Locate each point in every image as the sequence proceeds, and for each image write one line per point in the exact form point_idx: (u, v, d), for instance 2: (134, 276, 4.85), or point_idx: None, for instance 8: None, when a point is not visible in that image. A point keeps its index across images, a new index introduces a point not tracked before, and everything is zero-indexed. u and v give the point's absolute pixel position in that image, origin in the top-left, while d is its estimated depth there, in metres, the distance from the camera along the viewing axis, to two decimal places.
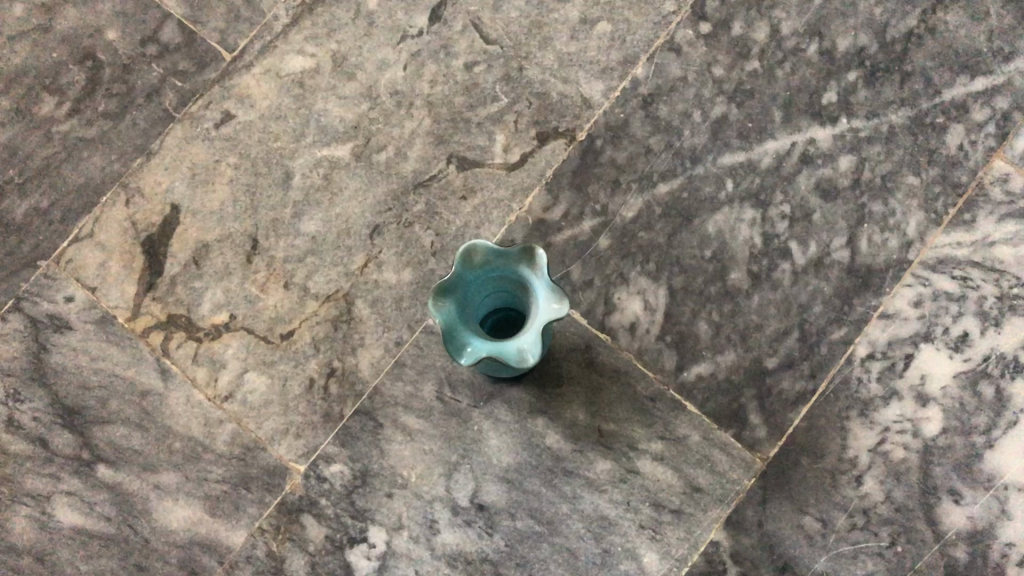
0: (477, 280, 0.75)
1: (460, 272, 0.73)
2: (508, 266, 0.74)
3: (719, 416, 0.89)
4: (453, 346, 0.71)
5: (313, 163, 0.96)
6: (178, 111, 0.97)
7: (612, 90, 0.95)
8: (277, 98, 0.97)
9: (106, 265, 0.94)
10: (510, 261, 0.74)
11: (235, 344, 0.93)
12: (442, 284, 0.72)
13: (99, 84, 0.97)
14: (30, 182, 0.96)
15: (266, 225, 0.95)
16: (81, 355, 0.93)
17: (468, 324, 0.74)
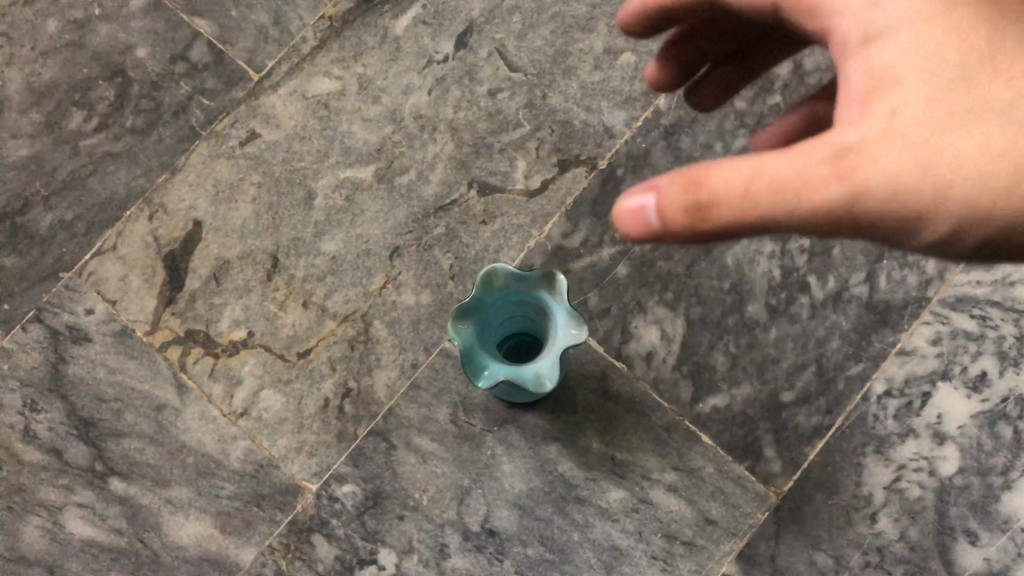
0: (496, 303, 0.76)
1: (479, 294, 0.74)
2: (528, 290, 0.75)
3: (733, 448, 0.89)
4: (471, 369, 0.72)
5: (336, 184, 0.97)
6: (205, 128, 0.98)
7: (635, 120, 0.96)
8: (302, 119, 0.98)
9: (127, 279, 0.95)
10: (530, 285, 0.74)
11: (252, 361, 0.93)
12: (462, 306, 0.73)
13: (128, 101, 0.99)
14: (56, 195, 0.97)
15: (287, 244, 0.96)
16: (99, 367, 0.93)
17: (486, 346, 0.75)
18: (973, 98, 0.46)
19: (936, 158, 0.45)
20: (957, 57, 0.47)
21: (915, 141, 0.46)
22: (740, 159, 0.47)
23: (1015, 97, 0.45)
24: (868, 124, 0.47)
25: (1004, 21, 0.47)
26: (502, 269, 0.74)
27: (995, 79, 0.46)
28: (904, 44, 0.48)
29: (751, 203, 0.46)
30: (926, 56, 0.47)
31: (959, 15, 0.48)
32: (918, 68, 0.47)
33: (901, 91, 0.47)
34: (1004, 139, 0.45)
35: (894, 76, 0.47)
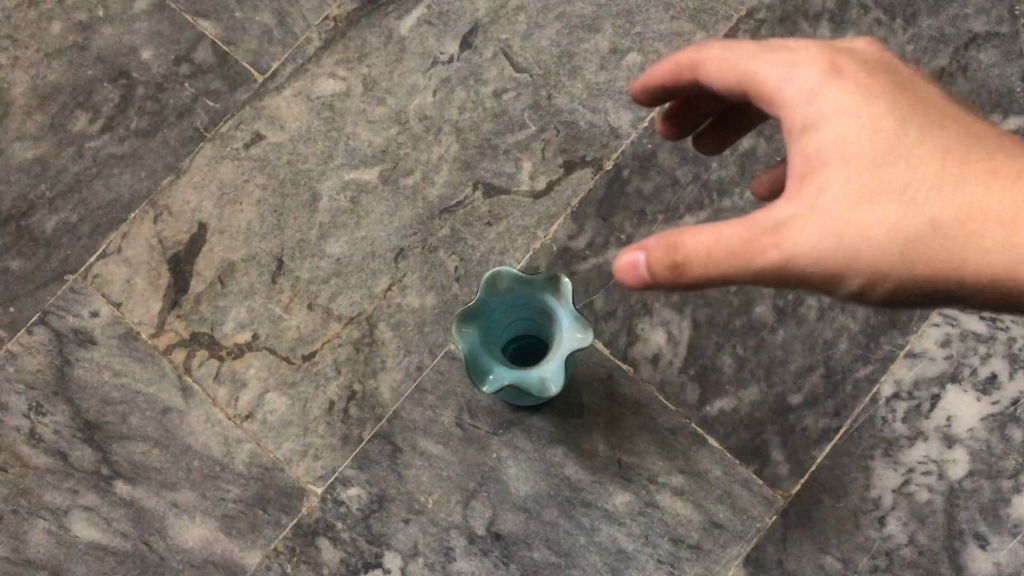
0: (501, 305, 0.75)
1: (484, 297, 0.73)
2: (533, 292, 0.74)
3: (740, 451, 0.88)
4: (476, 373, 0.71)
5: (341, 185, 0.97)
6: (209, 130, 0.98)
7: (641, 120, 0.95)
8: (307, 121, 0.98)
9: (132, 281, 0.95)
10: (535, 287, 0.74)
11: (257, 363, 0.93)
12: (466, 309, 0.72)
13: (132, 102, 0.99)
14: (61, 197, 0.97)
15: (293, 246, 0.96)
16: (104, 370, 0.93)
17: (491, 350, 0.74)
18: (882, 182, 0.59)
19: (851, 229, 0.59)
20: (874, 147, 0.60)
21: (836, 215, 0.59)
22: (704, 227, 0.60)
23: (913, 181, 0.59)
24: (802, 201, 0.60)
25: (907, 121, 0.61)
26: (507, 270, 0.73)
27: (900, 166, 0.59)
28: (834, 135, 0.60)
29: (711, 261, 0.59)
30: (850, 147, 0.60)
31: (876, 114, 0.61)
32: (842, 156, 0.60)
33: (829, 175, 0.60)
34: (901, 217, 0.58)
35: (824, 162, 0.60)
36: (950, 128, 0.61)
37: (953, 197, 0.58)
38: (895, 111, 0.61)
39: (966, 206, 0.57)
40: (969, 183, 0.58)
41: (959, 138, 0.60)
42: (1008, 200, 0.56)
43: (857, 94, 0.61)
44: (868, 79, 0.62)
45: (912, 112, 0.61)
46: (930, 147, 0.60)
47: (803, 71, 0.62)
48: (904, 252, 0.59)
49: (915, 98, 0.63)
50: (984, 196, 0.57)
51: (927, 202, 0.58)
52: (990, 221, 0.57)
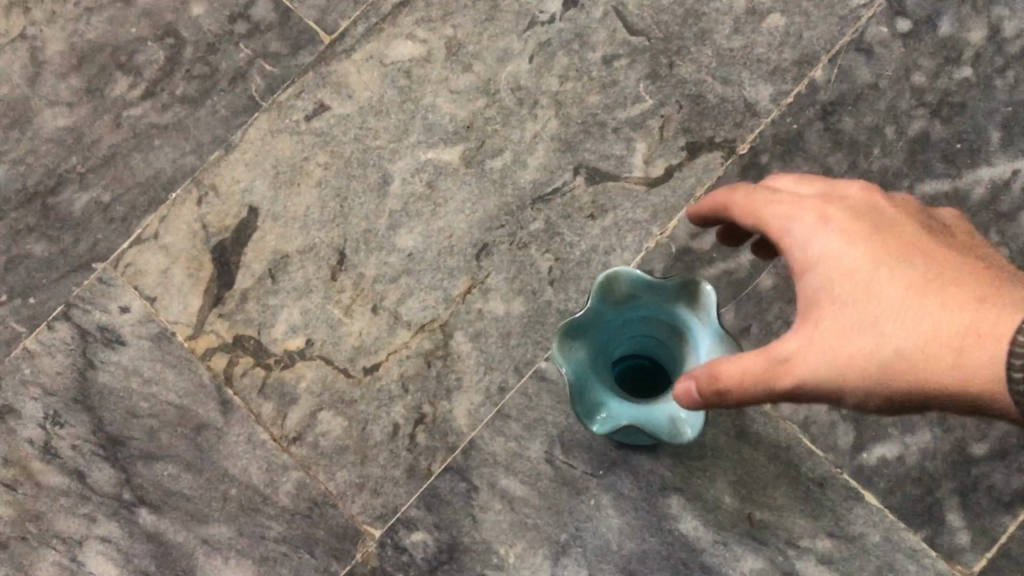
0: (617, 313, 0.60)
1: (596, 305, 0.58)
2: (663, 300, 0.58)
3: (906, 513, 0.70)
4: (584, 408, 0.58)
5: (415, 167, 0.81)
6: (265, 99, 0.83)
7: (784, 95, 0.78)
8: (379, 90, 0.82)
9: (169, 273, 0.81)
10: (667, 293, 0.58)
11: (309, 376, 0.78)
12: (571, 324, 0.58)
13: (179, 66, 0.85)
14: (93, 172, 0.83)
15: (356, 237, 0.80)
16: (133, 376, 0.79)
17: (604, 372, 0.59)
18: (872, 311, 0.52)
19: (848, 365, 0.52)
20: (865, 278, 0.52)
21: (829, 352, 0.52)
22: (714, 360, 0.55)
23: (900, 309, 0.51)
24: (799, 336, 0.54)
25: (902, 249, 0.53)
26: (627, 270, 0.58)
27: (893, 294, 0.51)
28: (825, 269, 0.54)
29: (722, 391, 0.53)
30: (842, 281, 0.53)
31: (865, 246, 0.53)
32: (834, 292, 0.53)
33: (821, 311, 0.54)
34: (889, 347, 0.50)
35: (819, 298, 0.54)
36: (944, 252, 0.53)
37: (936, 323, 0.49)
38: (891, 240, 0.54)
39: (943, 331, 0.48)
40: (953, 305, 0.49)
41: (952, 264, 0.51)
42: (981, 319, 0.47)
43: (846, 223, 0.54)
44: (866, 209, 0.55)
45: (902, 241, 0.54)
46: (922, 274, 0.51)
47: (794, 203, 0.56)
48: (902, 382, 0.50)
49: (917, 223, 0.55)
50: (961, 315, 0.48)
51: (912, 331, 0.50)
52: (966, 345, 0.47)
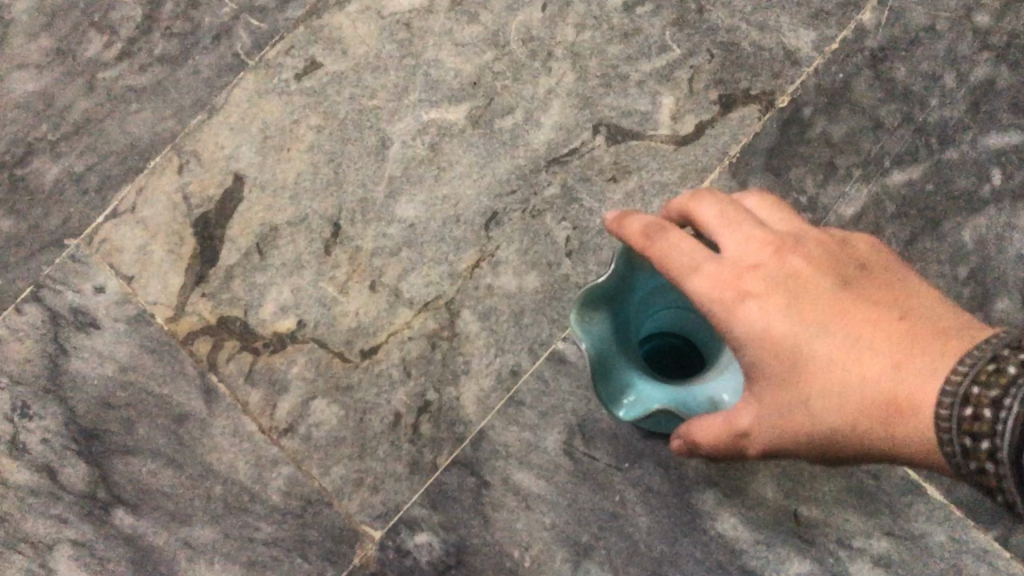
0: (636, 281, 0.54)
1: (619, 271, 0.52)
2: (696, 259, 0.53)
3: (975, 508, 0.62)
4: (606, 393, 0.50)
5: (417, 128, 0.73)
6: (252, 57, 0.76)
7: (828, 41, 0.70)
8: (376, 44, 0.75)
9: (147, 250, 0.73)
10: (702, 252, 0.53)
11: (301, 360, 0.70)
12: (592, 291, 0.51)
13: (156, 22, 0.77)
14: (65, 141, 0.76)
15: (353, 207, 0.73)
16: (108, 363, 0.72)
17: (625, 348, 0.53)
18: (806, 382, 0.47)
19: (794, 436, 0.48)
20: (791, 347, 0.47)
21: (772, 425, 0.48)
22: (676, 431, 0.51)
23: (832, 378, 0.46)
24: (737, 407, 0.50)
25: (825, 305, 0.48)
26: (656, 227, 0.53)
27: (823, 361, 0.47)
28: (748, 339, 0.48)
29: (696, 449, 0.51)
30: (770, 350, 0.48)
31: (787, 311, 0.48)
32: (762, 363, 0.48)
33: (753, 382, 0.49)
34: (830, 413, 0.47)
35: (749, 369, 0.49)
36: (861, 302, 0.48)
37: (869, 393, 0.45)
38: (812, 296, 0.48)
39: (877, 398, 0.44)
40: (881, 372, 0.44)
41: (872, 318, 0.47)
42: (910, 390, 0.42)
43: (761, 285, 0.48)
44: (777, 259, 0.49)
45: (819, 296, 0.48)
46: (845, 336, 0.47)
47: (702, 263, 0.48)
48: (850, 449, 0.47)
49: (829, 267, 0.49)
50: (890, 385, 0.44)
51: (847, 401, 0.46)
52: (899, 421, 0.43)
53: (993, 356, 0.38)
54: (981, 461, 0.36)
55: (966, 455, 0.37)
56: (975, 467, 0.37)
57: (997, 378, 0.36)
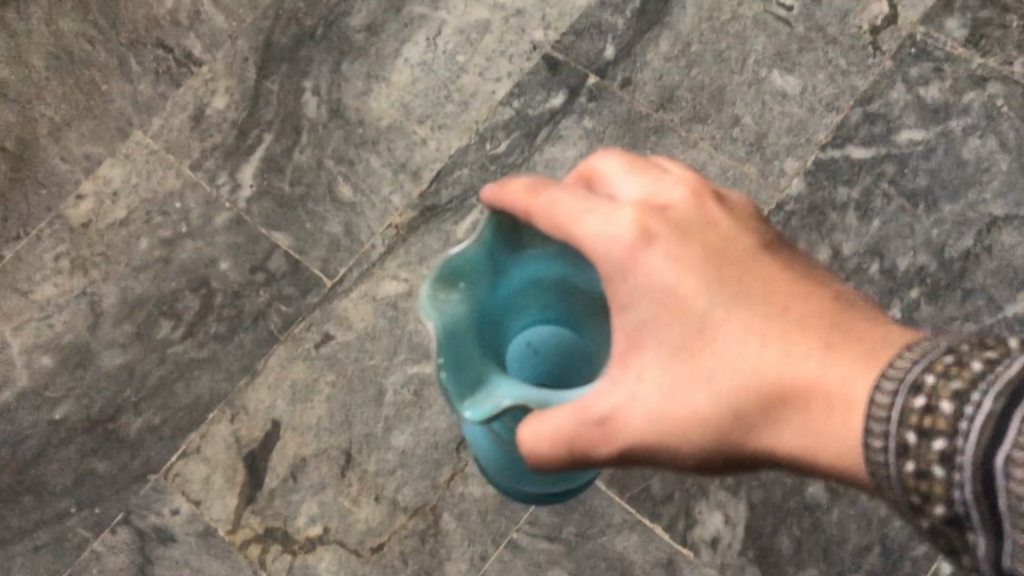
0: (495, 278, 0.68)
1: (489, 247, 0.66)
2: (557, 257, 0.70)
3: None
4: (452, 385, 0.58)
5: (404, 380, 1.03)
6: (282, 332, 1.06)
7: None
8: (373, 320, 1.05)
9: (210, 479, 1.01)
10: (564, 249, 0.69)
11: (328, 557, 0.98)
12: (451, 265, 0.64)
13: (211, 309, 1.07)
14: (145, 400, 1.04)
15: (359, 439, 1.01)
16: (183, 568, 0.99)
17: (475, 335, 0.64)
18: (706, 354, 0.57)
19: (675, 412, 0.58)
20: (698, 321, 0.58)
21: (658, 397, 0.59)
22: (557, 405, 0.59)
23: (738, 357, 0.56)
24: (621, 386, 0.60)
25: (728, 286, 0.59)
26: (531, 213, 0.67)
27: (723, 340, 0.57)
28: (647, 299, 0.60)
29: (564, 435, 0.59)
30: (668, 322, 0.59)
31: (691, 280, 0.59)
32: (662, 333, 0.60)
33: (646, 351, 0.60)
34: (719, 393, 0.56)
35: (647, 330, 0.60)
36: (771, 283, 0.58)
37: (768, 373, 0.54)
38: (714, 275, 0.59)
39: (773, 381, 0.53)
40: (801, 355, 0.53)
41: (781, 306, 0.56)
42: (829, 377, 0.50)
43: (665, 242, 0.61)
44: (684, 237, 0.61)
45: (726, 269, 0.60)
46: (749, 319, 0.56)
47: (606, 212, 0.62)
48: (726, 431, 0.57)
49: (730, 254, 0.61)
50: (811, 366, 0.52)
51: (743, 378, 0.55)
52: (814, 403, 0.51)
53: (948, 350, 0.43)
54: (930, 457, 0.41)
55: (907, 453, 0.42)
56: (915, 468, 0.41)
57: (958, 370, 0.41)
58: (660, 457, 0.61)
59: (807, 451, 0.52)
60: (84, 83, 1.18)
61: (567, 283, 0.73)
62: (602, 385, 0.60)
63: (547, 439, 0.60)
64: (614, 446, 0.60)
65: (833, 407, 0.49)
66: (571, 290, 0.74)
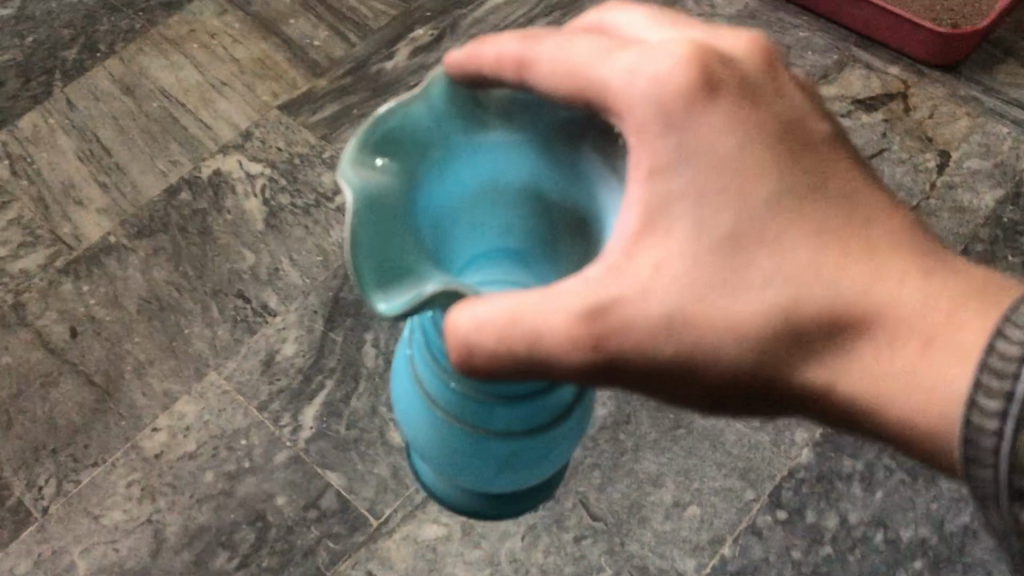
0: (446, 163, 0.67)
1: (439, 114, 0.65)
2: (518, 149, 0.68)
3: None
4: (367, 262, 0.59)
5: None
6: (329, 568, 1.17)
7: (702, 565, 1.16)
8: (412, 560, 1.17)
9: None
10: (529, 138, 0.67)
11: None
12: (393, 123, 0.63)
13: (265, 542, 1.18)
14: None
15: None
16: None
17: (405, 212, 0.63)
18: (754, 249, 0.64)
19: (700, 304, 0.64)
20: (754, 215, 0.64)
21: (682, 282, 0.64)
22: (551, 298, 0.64)
23: (799, 262, 0.64)
24: (633, 272, 0.64)
25: (784, 180, 0.65)
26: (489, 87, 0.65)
27: (782, 244, 0.64)
28: (699, 163, 0.63)
29: (564, 332, 0.63)
30: (717, 209, 0.64)
31: (745, 157, 0.64)
32: (707, 213, 0.64)
33: (676, 233, 0.64)
34: (768, 294, 0.64)
35: (687, 194, 0.64)
36: (834, 189, 0.66)
37: (848, 292, 0.63)
38: (774, 166, 0.65)
39: (846, 298, 0.63)
40: (894, 277, 0.63)
41: (852, 218, 0.65)
42: (924, 313, 0.62)
43: (723, 105, 0.64)
44: (744, 107, 0.65)
45: (791, 160, 0.65)
46: (816, 228, 0.64)
47: (662, 70, 0.63)
48: (757, 340, 0.64)
49: (785, 133, 0.66)
50: (892, 293, 0.62)
51: (816, 293, 0.63)
52: (887, 329, 0.62)
53: None
54: None
55: None
56: None
57: None
58: (643, 359, 0.66)
59: (866, 375, 0.63)
60: (169, 326, 1.33)
61: (534, 193, 0.71)
62: (610, 267, 0.64)
63: (491, 330, 0.62)
64: (614, 331, 0.64)
65: (929, 347, 0.61)
66: (543, 205, 0.71)
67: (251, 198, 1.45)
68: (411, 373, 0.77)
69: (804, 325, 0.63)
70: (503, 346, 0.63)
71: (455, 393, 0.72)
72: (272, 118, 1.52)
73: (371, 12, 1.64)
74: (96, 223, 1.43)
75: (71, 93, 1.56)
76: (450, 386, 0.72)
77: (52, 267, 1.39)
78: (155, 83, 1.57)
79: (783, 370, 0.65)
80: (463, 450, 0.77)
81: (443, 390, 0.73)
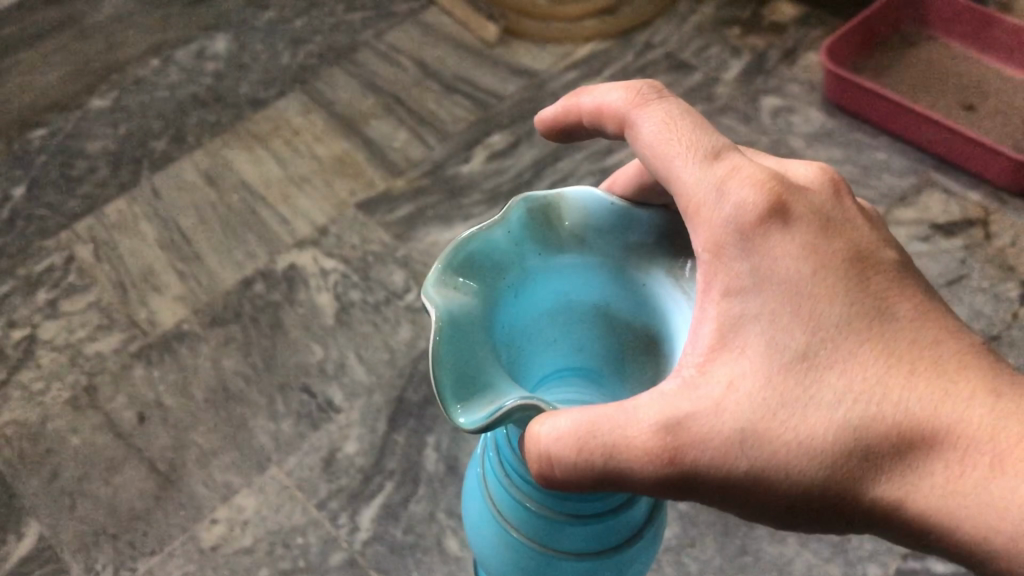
0: (522, 282, 0.76)
1: (513, 237, 0.75)
2: (586, 270, 0.78)
3: None
4: (448, 382, 0.63)
5: None
6: None
7: None
8: None
9: None
10: (598, 259, 0.77)
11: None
12: (478, 248, 0.73)
13: None
14: None
15: None
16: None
17: (485, 327, 0.71)
18: (826, 368, 0.66)
19: (772, 422, 0.65)
20: (826, 336, 0.67)
21: (755, 401, 0.66)
22: (623, 413, 0.66)
23: (871, 381, 0.66)
24: (706, 389, 0.66)
25: (857, 298, 0.68)
26: (559, 210, 0.76)
27: (853, 361, 0.66)
28: (773, 284, 0.67)
29: (636, 445, 0.65)
30: (788, 325, 0.67)
31: (818, 279, 0.68)
32: (779, 333, 0.67)
33: (749, 351, 0.67)
34: (840, 414, 0.65)
35: (759, 314, 0.67)
36: (905, 310, 0.68)
37: (920, 413, 0.64)
38: (843, 284, 0.68)
39: (917, 416, 0.64)
40: (961, 396, 0.65)
41: (922, 337, 0.68)
42: (991, 432, 0.63)
43: (795, 231, 0.68)
44: (814, 226, 0.69)
45: (862, 281, 0.69)
46: (886, 347, 0.67)
47: (738, 191, 0.68)
48: (830, 455, 0.65)
49: (852, 253, 0.69)
50: (963, 412, 0.64)
51: (887, 410, 0.65)
52: (959, 448, 0.64)
53: None
54: None
55: None
56: None
57: None
58: (716, 478, 0.66)
59: (942, 496, 0.64)
60: (234, 416, 1.34)
61: (600, 310, 0.81)
62: (681, 384, 0.66)
63: (570, 441, 0.64)
64: (688, 448, 0.65)
65: (1000, 467, 0.62)
66: (610, 321, 0.81)
67: (322, 293, 1.47)
68: (484, 491, 0.83)
69: (876, 444, 0.65)
70: (582, 460, 0.64)
71: (530, 511, 0.77)
72: (349, 215, 1.56)
73: (450, 117, 1.68)
74: (172, 309, 1.46)
75: (157, 182, 1.62)
76: (525, 506, 0.77)
77: (126, 351, 1.42)
78: (237, 176, 1.62)
79: (856, 490, 0.66)
80: (536, 566, 0.82)
81: (516, 509, 0.78)
